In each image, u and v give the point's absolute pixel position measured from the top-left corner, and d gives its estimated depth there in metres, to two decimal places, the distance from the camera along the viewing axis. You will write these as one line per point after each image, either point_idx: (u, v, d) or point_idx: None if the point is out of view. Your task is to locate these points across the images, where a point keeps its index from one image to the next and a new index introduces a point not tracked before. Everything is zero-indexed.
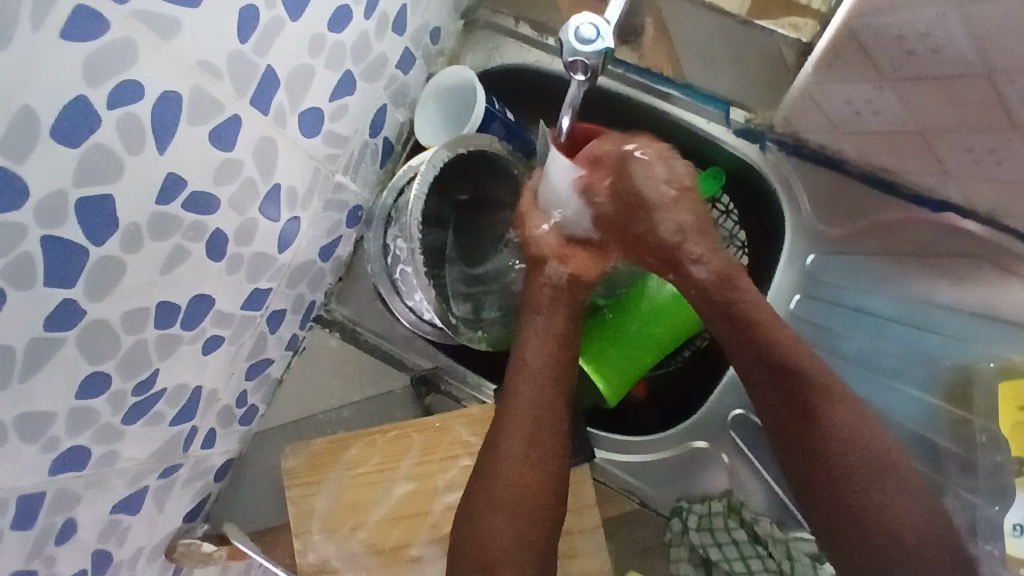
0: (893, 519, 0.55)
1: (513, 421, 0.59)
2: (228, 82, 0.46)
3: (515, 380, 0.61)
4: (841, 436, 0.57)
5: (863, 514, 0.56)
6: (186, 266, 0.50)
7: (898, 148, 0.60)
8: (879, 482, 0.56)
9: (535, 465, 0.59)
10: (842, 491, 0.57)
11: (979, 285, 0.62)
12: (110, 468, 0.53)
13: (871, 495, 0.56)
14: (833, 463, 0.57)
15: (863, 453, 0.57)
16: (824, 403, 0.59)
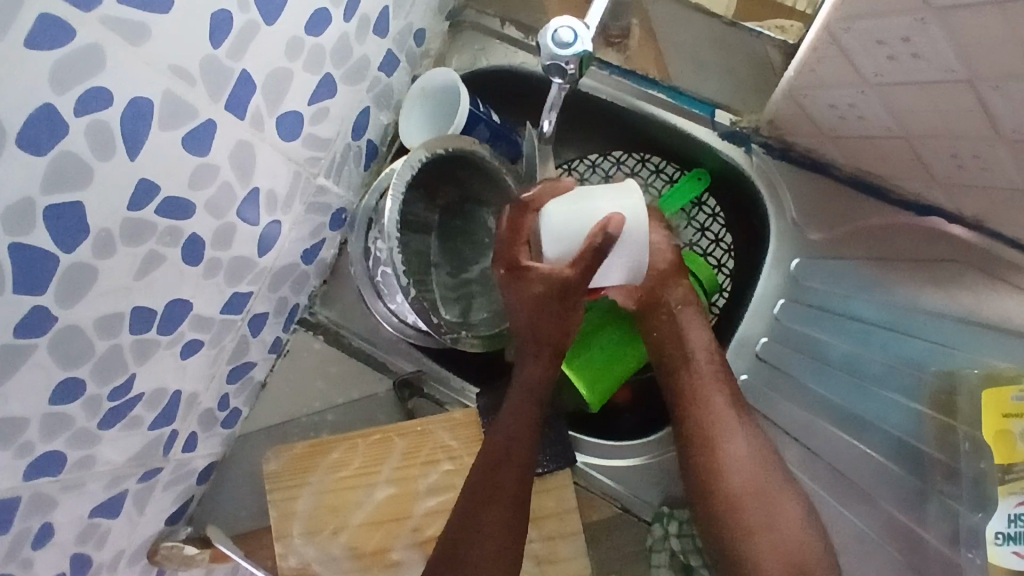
0: (769, 510, 0.60)
1: (497, 490, 0.59)
2: (200, 87, 0.45)
3: (494, 448, 0.61)
4: (745, 446, 0.61)
5: (743, 500, 0.60)
6: (160, 271, 0.50)
7: (883, 152, 0.59)
8: (767, 478, 0.60)
9: (512, 533, 0.59)
10: (734, 487, 0.60)
11: (967, 293, 0.62)
12: (88, 471, 0.53)
13: (773, 492, 0.60)
14: (731, 469, 0.61)
15: (763, 464, 0.61)
16: (736, 421, 0.62)
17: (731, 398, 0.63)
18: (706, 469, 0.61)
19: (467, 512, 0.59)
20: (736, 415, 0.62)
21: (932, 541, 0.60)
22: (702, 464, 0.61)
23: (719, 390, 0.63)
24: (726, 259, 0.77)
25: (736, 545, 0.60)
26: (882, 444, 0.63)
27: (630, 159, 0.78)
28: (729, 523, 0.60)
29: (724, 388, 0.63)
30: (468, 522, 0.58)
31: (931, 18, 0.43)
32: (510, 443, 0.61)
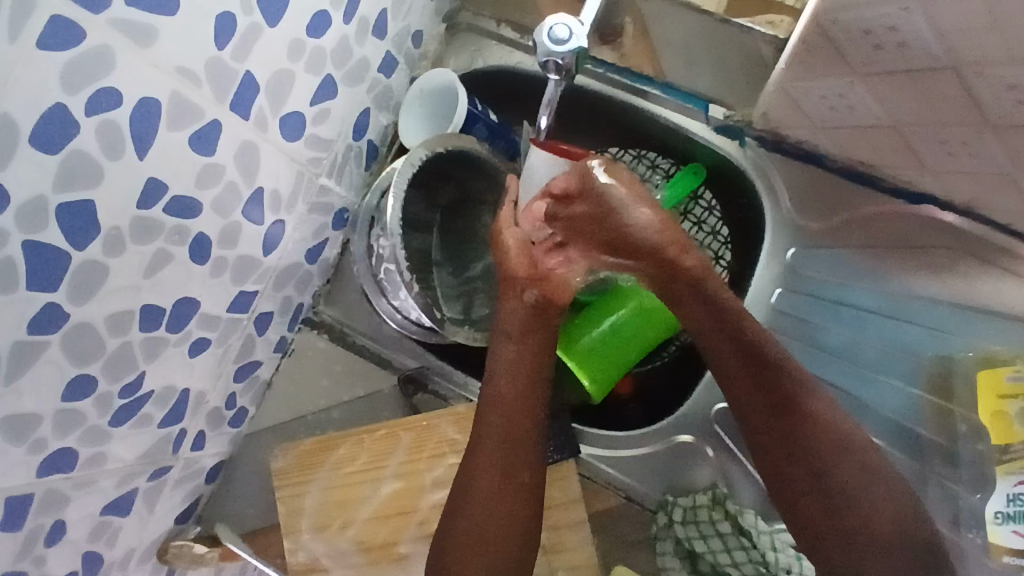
0: (864, 505, 0.55)
1: (481, 471, 0.59)
2: (206, 88, 0.46)
3: (484, 429, 0.60)
4: (834, 436, 0.57)
5: (841, 495, 0.56)
6: (169, 269, 0.51)
7: (873, 141, 0.61)
8: (857, 467, 0.56)
9: (503, 516, 0.58)
10: (819, 500, 0.56)
11: (960, 278, 0.63)
12: (99, 469, 0.54)
13: (859, 482, 0.56)
14: (819, 458, 0.56)
15: (845, 473, 0.56)
16: (804, 427, 0.57)
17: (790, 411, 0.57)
18: (793, 465, 0.57)
19: (457, 494, 0.59)
20: (799, 406, 0.57)
21: (933, 522, 0.62)
22: (791, 462, 0.58)
23: (760, 387, 0.58)
24: (722, 251, 0.79)
25: (826, 539, 0.56)
26: (883, 429, 0.66)
27: (628, 156, 0.81)
28: (827, 522, 0.56)
29: (776, 399, 0.58)
30: (458, 501, 0.59)
31: (916, 7, 0.45)
32: (497, 425, 0.60)
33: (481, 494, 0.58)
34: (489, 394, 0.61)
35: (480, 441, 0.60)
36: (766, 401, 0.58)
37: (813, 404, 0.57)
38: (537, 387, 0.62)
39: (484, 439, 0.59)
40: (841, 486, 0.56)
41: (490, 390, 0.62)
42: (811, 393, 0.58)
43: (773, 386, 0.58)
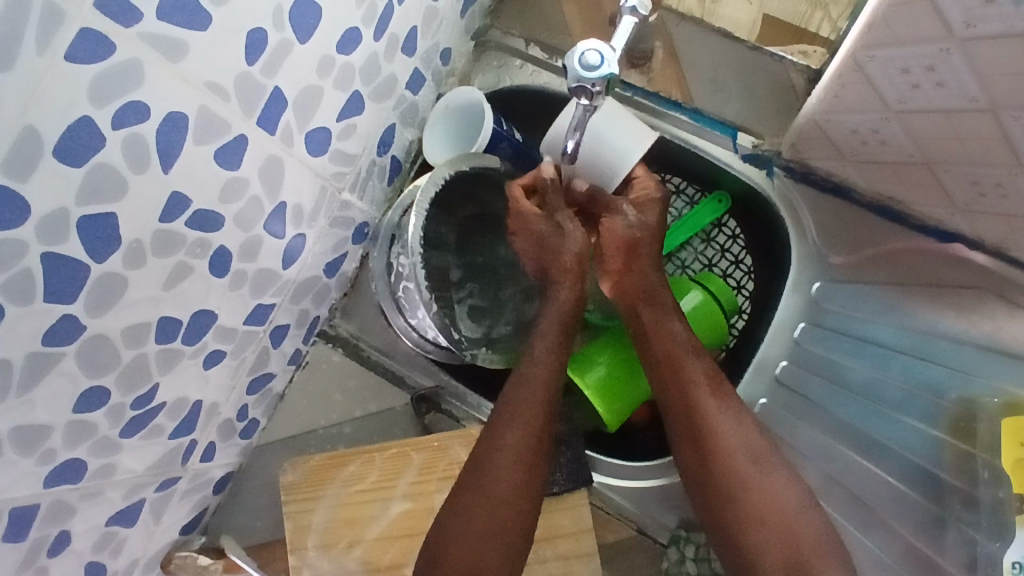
0: (770, 501, 0.57)
1: (505, 452, 0.59)
2: (234, 103, 0.46)
3: (510, 413, 0.61)
4: (737, 434, 0.59)
5: (750, 493, 0.58)
6: (189, 282, 0.50)
7: (906, 177, 0.59)
8: (761, 463, 0.59)
9: (518, 497, 0.59)
10: (734, 478, 0.58)
11: (993, 319, 0.57)
12: (107, 480, 0.53)
13: (762, 474, 0.58)
14: (718, 454, 0.59)
15: (751, 450, 0.59)
16: (717, 408, 0.61)
17: (713, 387, 0.61)
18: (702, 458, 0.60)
19: (475, 476, 0.59)
20: (725, 400, 0.61)
21: (947, 568, 0.55)
22: (697, 455, 0.60)
23: (704, 372, 0.62)
24: (745, 281, 0.80)
25: (734, 531, 0.58)
26: (900, 468, 0.60)
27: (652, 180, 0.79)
28: (731, 515, 0.58)
29: (705, 384, 0.61)
30: (476, 482, 0.59)
31: (956, 49, 0.43)
32: (524, 407, 0.61)
33: (478, 487, 0.58)
34: (519, 379, 0.63)
35: (496, 424, 0.61)
36: (682, 386, 0.62)
37: (726, 386, 0.62)
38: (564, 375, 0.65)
39: (497, 423, 0.61)
40: (755, 464, 0.59)
41: (524, 375, 0.63)
42: (719, 378, 0.62)
43: (683, 368, 0.62)
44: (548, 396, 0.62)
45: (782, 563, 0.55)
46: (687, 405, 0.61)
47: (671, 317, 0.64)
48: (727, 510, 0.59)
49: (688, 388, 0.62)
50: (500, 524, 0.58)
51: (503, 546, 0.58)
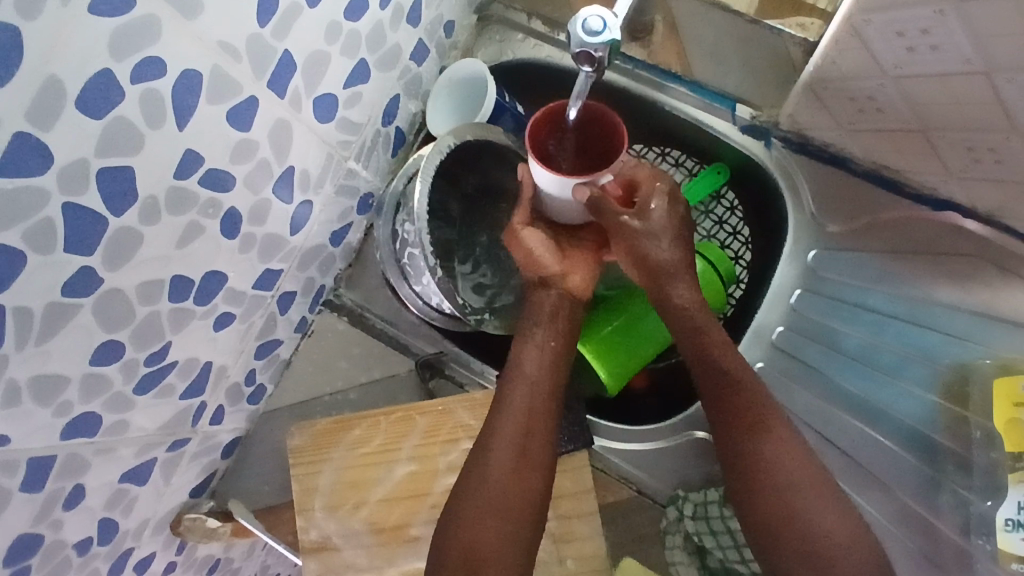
0: (814, 534, 0.56)
1: (496, 454, 0.59)
2: (245, 64, 0.48)
3: (502, 405, 0.61)
4: (784, 467, 0.58)
5: (788, 530, 0.56)
6: (199, 242, 0.52)
7: (902, 146, 0.60)
8: (807, 498, 0.57)
9: (515, 503, 0.58)
10: (777, 511, 0.57)
11: (982, 285, 0.60)
12: (120, 436, 0.55)
13: (803, 510, 0.56)
14: (766, 488, 0.58)
15: (803, 480, 0.57)
16: (763, 435, 0.59)
17: (760, 414, 0.60)
18: (754, 486, 0.58)
19: (471, 480, 0.59)
20: (774, 427, 0.59)
21: (943, 530, 0.58)
22: (750, 484, 0.59)
23: (755, 398, 0.60)
24: (742, 251, 0.80)
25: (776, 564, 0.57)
26: (895, 434, 0.63)
27: (651, 153, 0.80)
28: (774, 548, 0.57)
29: (753, 410, 0.60)
30: (470, 487, 0.58)
31: (951, 10, 0.44)
32: (515, 400, 0.61)
33: (485, 476, 0.58)
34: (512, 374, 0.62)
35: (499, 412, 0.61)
36: (731, 413, 0.61)
37: (778, 409, 0.60)
38: (559, 366, 0.64)
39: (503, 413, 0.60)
40: (796, 495, 0.57)
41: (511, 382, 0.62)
42: (772, 399, 0.61)
43: (735, 397, 0.61)
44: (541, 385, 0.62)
45: None
46: (742, 431, 0.60)
47: (721, 342, 0.62)
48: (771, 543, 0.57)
49: (737, 411, 0.60)
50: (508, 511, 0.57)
51: (512, 534, 0.57)
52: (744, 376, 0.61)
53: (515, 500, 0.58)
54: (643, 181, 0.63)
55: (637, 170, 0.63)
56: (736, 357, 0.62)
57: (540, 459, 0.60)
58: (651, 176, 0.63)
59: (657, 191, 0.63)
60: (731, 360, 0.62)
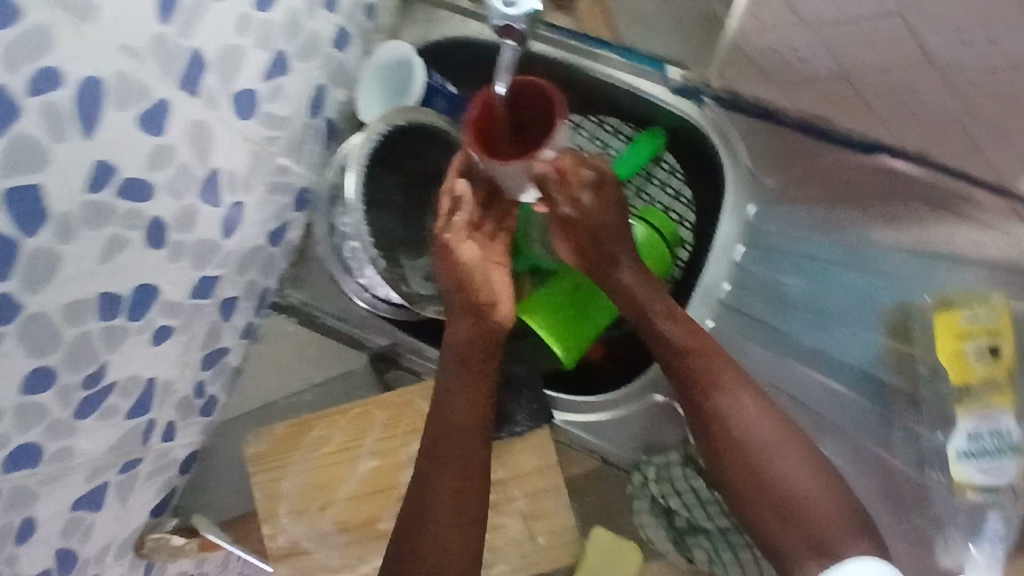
0: (780, 486, 0.58)
1: (436, 482, 0.59)
2: (151, 65, 0.46)
3: (438, 432, 0.60)
4: (747, 424, 0.59)
5: (752, 481, 0.59)
6: (125, 255, 0.50)
7: (830, 93, 0.60)
8: (770, 451, 0.59)
9: (458, 531, 0.58)
10: (746, 466, 0.59)
11: (916, 225, 0.63)
12: (67, 463, 0.53)
13: (768, 464, 0.59)
14: (731, 447, 0.60)
15: (765, 434, 0.59)
16: (719, 397, 0.60)
17: (714, 376, 0.61)
18: (718, 446, 0.60)
19: (412, 516, 0.59)
20: (729, 387, 0.60)
21: (898, 464, 0.64)
22: (716, 441, 0.60)
23: (706, 361, 0.61)
24: (687, 214, 0.79)
25: (749, 517, 0.59)
26: (847, 376, 0.65)
27: (587, 123, 0.79)
28: (748, 501, 0.59)
29: (707, 373, 0.61)
30: (413, 521, 0.58)
31: None
32: (452, 424, 0.60)
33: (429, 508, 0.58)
34: (446, 397, 0.61)
35: (436, 440, 0.60)
36: (686, 380, 0.62)
37: (726, 370, 0.61)
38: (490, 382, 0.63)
39: (442, 439, 0.60)
40: (757, 453, 0.59)
41: (441, 413, 0.61)
42: (720, 359, 0.61)
43: (686, 363, 0.62)
44: (474, 405, 0.62)
45: (806, 543, 0.56)
46: (700, 395, 0.61)
47: (674, 311, 0.63)
48: (742, 497, 0.59)
49: (690, 378, 0.61)
50: (453, 539, 0.58)
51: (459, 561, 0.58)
52: (696, 341, 0.62)
53: (459, 526, 0.58)
54: (571, 170, 0.63)
55: (564, 158, 0.62)
56: (689, 324, 0.63)
57: (480, 485, 0.60)
58: (577, 165, 0.63)
59: (584, 181, 0.64)
60: (680, 328, 0.62)
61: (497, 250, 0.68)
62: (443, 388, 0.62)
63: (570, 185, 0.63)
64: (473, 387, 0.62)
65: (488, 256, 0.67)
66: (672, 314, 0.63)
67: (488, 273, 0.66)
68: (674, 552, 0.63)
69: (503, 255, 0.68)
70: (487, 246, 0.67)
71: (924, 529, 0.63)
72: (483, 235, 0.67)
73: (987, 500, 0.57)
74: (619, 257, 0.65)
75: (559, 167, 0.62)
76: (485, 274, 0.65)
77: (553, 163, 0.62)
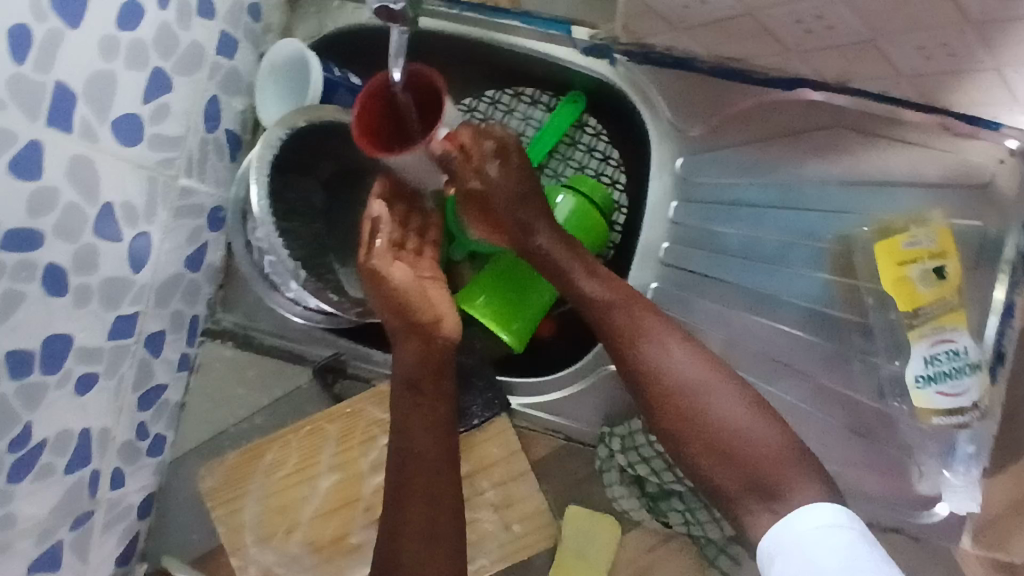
0: (717, 427, 0.56)
1: (408, 510, 0.57)
2: (13, 109, 0.44)
3: (401, 458, 0.59)
4: (676, 369, 0.58)
5: (687, 426, 0.57)
6: (24, 310, 0.47)
7: (733, 31, 0.57)
8: (703, 393, 0.57)
9: (440, 553, 0.56)
10: (681, 412, 0.57)
11: (846, 154, 0.63)
12: (8, 532, 0.51)
13: (700, 411, 0.57)
14: (664, 395, 0.58)
15: (695, 376, 0.57)
16: (644, 346, 0.59)
17: (637, 325, 0.59)
18: (652, 396, 0.58)
19: (390, 549, 0.57)
20: (653, 333, 0.59)
21: (861, 398, 0.63)
22: (647, 393, 0.58)
23: (627, 312, 0.60)
24: (618, 174, 0.76)
25: (692, 466, 0.57)
26: (795, 315, 0.64)
27: (506, 95, 0.77)
28: (686, 448, 0.57)
29: (629, 322, 0.59)
30: (392, 553, 0.57)
31: None
32: (414, 448, 0.59)
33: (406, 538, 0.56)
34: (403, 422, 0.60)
35: (401, 468, 0.58)
36: (610, 334, 0.60)
37: (648, 316, 0.59)
38: (450, 395, 0.61)
39: (405, 466, 0.58)
40: (690, 397, 0.57)
41: (402, 440, 0.59)
42: (641, 307, 0.60)
43: (609, 316, 0.60)
44: (434, 422, 0.59)
45: (751, 484, 0.54)
46: (626, 344, 0.59)
47: (591, 268, 0.62)
48: (682, 445, 0.57)
49: (613, 332, 0.60)
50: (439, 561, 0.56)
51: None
52: (617, 294, 0.60)
53: (441, 546, 0.57)
54: (471, 143, 0.61)
55: (461, 133, 0.61)
56: (608, 280, 0.61)
57: (451, 505, 0.58)
58: (477, 137, 0.61)
59: (486, 152, 0.62)
60: (600, 284, 0.61)
61: (428, 265, 0.66)
62: (400, 413, 0.60)
63: (472, 159, 0.62)
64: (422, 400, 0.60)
65: (421, 274, 0.65)
66: (593, 273, 0.61)
67: (426, 289, 0.64)
68: (649, 519, 0.63)
69: (434, 269, 0.66)
70: (417, 263, 0.65)
71: (894, 457, 0.63)
72: (411, 253, 0.66)
73: (949, 420, 0.59)
74: (535, 225, 0.62)
75: (459, 145, 0.61)
76: (421, 293, 0.63)
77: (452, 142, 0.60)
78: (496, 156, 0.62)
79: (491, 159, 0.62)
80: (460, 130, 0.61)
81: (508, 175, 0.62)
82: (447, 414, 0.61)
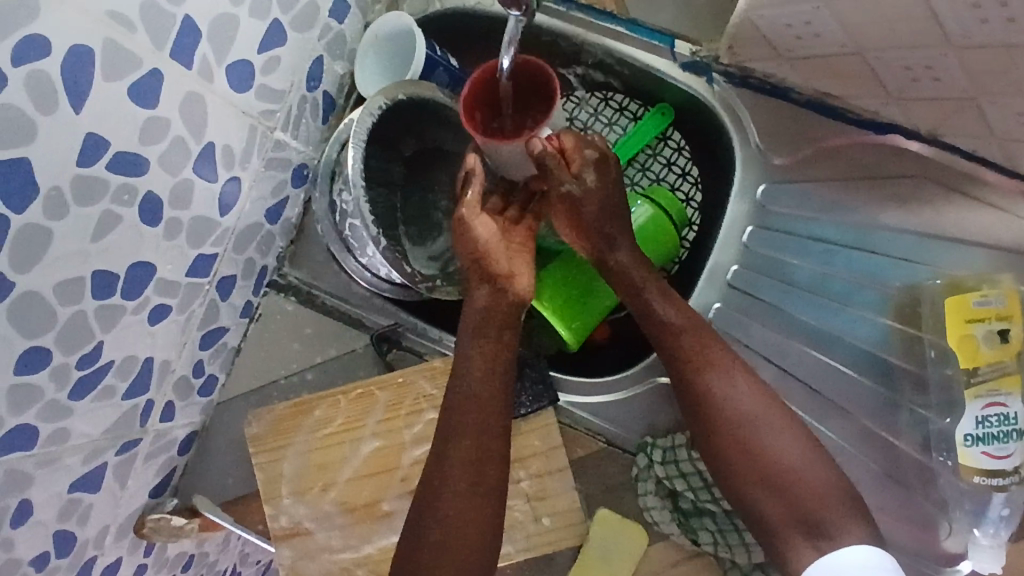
0: (772, 462, 0.58)
1: (451, 480, 0.58)
2: (142, 34, 0.45)
3: (450, 433, 0.59)
4: (738, 402, 0.59)
5: (743, 458, 0.59)
6: (117, 233, 0.48)
7: (841, 68, 0.57)
8: (761, 429, 0.59)
9: (474, 528, 0.57)
10: (738, 444, 0.59)
11: (926, 205, 0.62)
12: (63, 446, 0.52)
13: (756, 445, 0.59)
14: (723, 425, 0.59)
15: (756, 411, 0.59)
16: (710, 376, 0.60)
17: (705, 354, 0.60)
18: (710, 424, 0.60)
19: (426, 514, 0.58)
20: (720, 364, 0.60)
21: (905, 448, 0.64)
22: (706, 420, 0.60)
23: (696, 339, 0.61)
24: (694, 192, 0.77)
25: (742, 495, 0.59)
26: (852, 356, 0.65)
27: (594, 98, 0.78)
28: (739, 478, 0.59)
29: (697, 351, 0.60)
30: (429, 517, 0.58)
31: None
32: (465, 423, 0.59)
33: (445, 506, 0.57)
34: (458, 396, 0.60)
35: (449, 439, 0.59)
36: (677, 358, 0.61)
37: (717, 347, 0.60)
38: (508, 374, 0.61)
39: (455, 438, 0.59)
40: (749, 430, 0.59)
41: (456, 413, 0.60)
42: (710, 338, 0.61)
43: (678, 342, 0.61)
44: (491, 400, 0.60)
45: (800, 521, 0.57)
46: (693, 372, 0.60)
47: (665, 289, 0.63)
48: (735, 474, 0.59)
49: (680, 358, 0.61)
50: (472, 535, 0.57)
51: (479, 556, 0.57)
52: (688, 320, 0.61)
53: (478, 520, 0.57)
54: (572, 148, 0.61)
55: (565, 137, 0.61)
56: (680, 305, 0.62)
57: (495, 483, 0.58)
58: (579, 143, 0.61)
59: (587, 160, 0.62)
60: (673, 308, 0.62)
61: (519, 233, 0.65)
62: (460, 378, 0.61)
63: (571, 164, 0.62)
64: (481, 380, 0.60)
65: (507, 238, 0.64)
66: (666, 295, 0.62)
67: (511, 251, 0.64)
68: (678, 533, 0.63)
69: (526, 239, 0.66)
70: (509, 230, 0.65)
71: (928, 511, 0.63)
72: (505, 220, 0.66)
73: (992, 483, 0.58)
74: (618, 238, 0.63)
75: (560, 147, 0.62)
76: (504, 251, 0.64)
77: (553, 141, 0.62)
78: (595, 168, 0.62)
79: (590, 167, 0.62)
80: (563, 134, 0.62)
81: (602, 186, 0.62)
82: (502, 396, 0.60)
